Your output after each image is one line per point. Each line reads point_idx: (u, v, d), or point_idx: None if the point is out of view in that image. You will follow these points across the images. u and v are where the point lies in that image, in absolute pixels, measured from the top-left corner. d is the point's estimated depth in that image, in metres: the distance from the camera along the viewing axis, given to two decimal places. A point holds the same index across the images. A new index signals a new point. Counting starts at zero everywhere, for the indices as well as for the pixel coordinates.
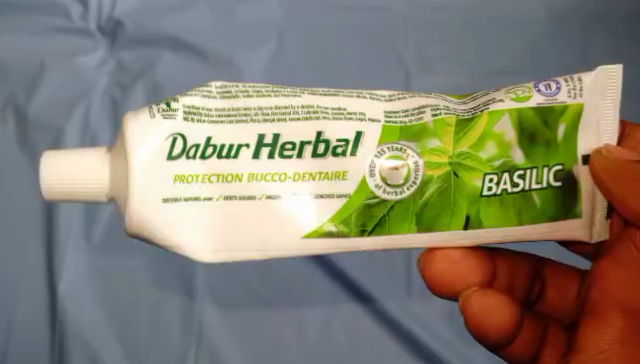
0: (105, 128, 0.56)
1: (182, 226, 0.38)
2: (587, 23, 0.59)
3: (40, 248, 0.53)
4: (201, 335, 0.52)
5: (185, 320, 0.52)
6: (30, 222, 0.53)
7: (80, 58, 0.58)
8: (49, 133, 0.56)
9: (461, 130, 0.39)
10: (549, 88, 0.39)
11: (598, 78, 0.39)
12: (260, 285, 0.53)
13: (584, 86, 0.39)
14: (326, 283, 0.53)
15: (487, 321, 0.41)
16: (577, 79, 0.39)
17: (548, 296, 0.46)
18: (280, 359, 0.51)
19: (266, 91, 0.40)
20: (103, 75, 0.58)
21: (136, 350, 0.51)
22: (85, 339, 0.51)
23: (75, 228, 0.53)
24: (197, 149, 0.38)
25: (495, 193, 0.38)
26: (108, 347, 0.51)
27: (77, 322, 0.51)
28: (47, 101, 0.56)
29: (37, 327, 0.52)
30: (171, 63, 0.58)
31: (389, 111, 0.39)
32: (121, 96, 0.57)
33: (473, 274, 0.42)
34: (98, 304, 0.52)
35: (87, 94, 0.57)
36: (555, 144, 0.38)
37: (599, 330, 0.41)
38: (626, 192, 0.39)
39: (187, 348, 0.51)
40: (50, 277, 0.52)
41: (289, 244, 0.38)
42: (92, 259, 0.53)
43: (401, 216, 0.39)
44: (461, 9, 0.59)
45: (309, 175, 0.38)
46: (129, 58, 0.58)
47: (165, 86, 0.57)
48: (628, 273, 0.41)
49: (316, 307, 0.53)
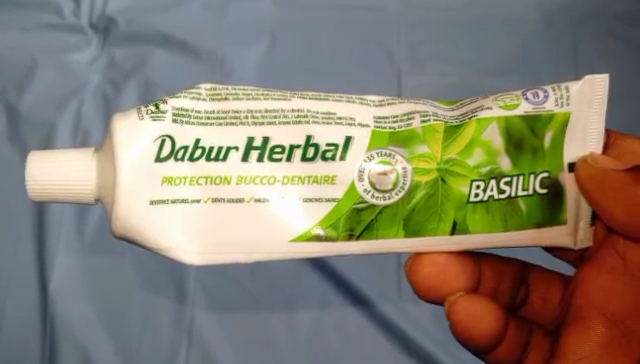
0: (98, 124, 0.57)
1: (169, 227, 0.38)
2: (574, 25, 0.61)
3: (30, 245, 0.53)
4: (192, 332, 0.52)
5: (176, 316, 0.52)
6: (21, 218, 0.54)
7: (71, 55, 0.59)
8: (42, 129, 0.56)
9: (450, 137, 0.39)
10: (537, 96, 0.39)
11: (585, 87, 0.39)
12: (251, 282, 0.53)
13: (570, 95, 0.39)
14: (316, 281, 0.53)
15: (473, 327, 0.41)
16: (563, 88, 0.39)
17: (533, 302, 0.46)
18: (271, 355, 0.51)
19: (255, 93, 0.40)
20: (95, 71, 0.58)
21: (127, 346, 0.51)
22: (75, 335, 0.51)
23: (64, 223, 0.54)
24: (185, 151, 0.38)
25: (482, 199, 0.39)
26: (99, 344, 0.51)
27: (67, 317, 0.51)
28: (39, 97, 0.57)
29: (26, 324, 0.51)
30: (164, 60, 0.59)
31: (378, 117, 0.39)
32: (113, 94, 0.57)
33: (461, 279, 0.42)
34: (88, 299, 0.52)
35: (80, 91, 0.58)
36: (542, 152, 0.39)
37: (581, 336, 0.41)
38: (609, 198, 0.38)
39: (179, 344, 0.51)
40: (41, 274, 0.52)
41: (277, 247, 0.38)
42: (83, 255, 0.53)
43: (388, 221, 0.39)
44: (449, 11, 0.62)
45: (298, 179, 0.38)
46: (121, 54, 0.59)
47: (157, 83, 0.58)
48: (611, 279, 0.41)
49: (307, 304, 0.53)
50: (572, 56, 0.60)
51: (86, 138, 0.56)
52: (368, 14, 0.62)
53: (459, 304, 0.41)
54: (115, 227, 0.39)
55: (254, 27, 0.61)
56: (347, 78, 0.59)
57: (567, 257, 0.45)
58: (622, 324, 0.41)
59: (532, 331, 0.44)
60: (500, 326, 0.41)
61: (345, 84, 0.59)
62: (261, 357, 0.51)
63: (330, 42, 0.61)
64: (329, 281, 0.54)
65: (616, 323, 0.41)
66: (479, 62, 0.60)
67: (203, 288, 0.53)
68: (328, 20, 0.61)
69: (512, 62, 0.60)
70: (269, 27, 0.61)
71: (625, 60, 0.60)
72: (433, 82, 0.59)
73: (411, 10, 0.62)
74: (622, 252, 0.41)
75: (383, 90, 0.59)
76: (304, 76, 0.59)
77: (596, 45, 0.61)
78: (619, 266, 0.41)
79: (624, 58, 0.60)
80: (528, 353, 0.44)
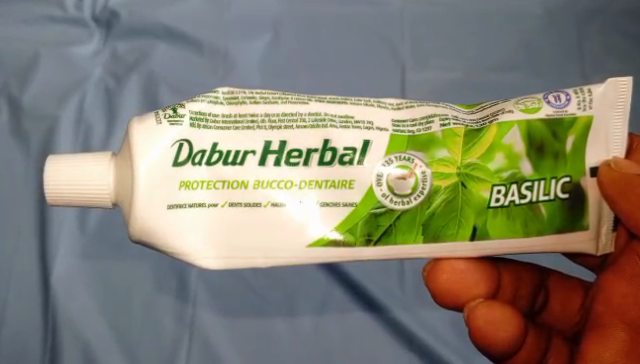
0: (100, 117, 0.56)
1: (186, 233, 0.38)
2: (581, 20, 0.61)
3: (30, 239, 0.53)
4: (194, 327, 0.51)
5: (178, 311, 0.52)
6: (22, 212, 0.53)
7: (73, 48, 0.58)
8: (44, 122, 0.56)
9: (470, 141, 0.39)
10: (559, 99, 0.39)
11: (608, 90, 0.38)
12: (253, 278, 0.52)
13: (593, 98, 0.39)
14: (320, 276, 0.53)
15: (492, 334, 0.41)
16: (586, 91, 0.39)
17: (553, 308, 0.45)
18: (273, 350, 0.51)
19: (273, 97, 0.40)
20: (97, 65, 0.58)
21: (128, 340, 0.50)
22: (77, 329, 0.50)
23: (65, 216, 0.53)
24: (203, 155, 0.38)
25: (503, 204, 0.38)
26: (100, 337, 0.50)
27: (68, 311, 0.51)
28: (41, 91, 0.57)
29: (27, 318, 0.51)
30: (166, 53, 0.59)
31: (397, 120, 0.39)
32: (114, 87, 0.57)
33: (479, 285, 0.41)
34: (89, 293, 0.51)
35: (82, 84, 0.57)
36: (563, 156, 0.38)
37: (601, 343, 0.40)
38: (634, 207, 0.38)
39: (180, 339, 0.51)
40: (42, 268, 0.52)
41: (294, 251, 0.38)
42: (84, 249, 0.53)
43: (408, 225, 0.38)
44: (455, 6, 0.61)
45: (315, 183, 0.38)
46: (123, 48, 0.59)
47: (159, 77, 0.58)
48: (632, 287, 0.41)
49: (310, 300, 0.52)
50: (581, 53, 0.60)
51: (87, 131, 0.56)
52: (372, 8, 0.61)
53: (476, 311, 0.41)
54: (133, 231, 0.39)
55: (257, 21, 0.60)
56: (351, 73, 0.59)
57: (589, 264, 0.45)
58: None
59: (551, 338, 0.44)
60: (518, 332, 0.41)
61: (349, 79, 0.59)
62: (264, 354, 0.50)
63: (335, 36, 0.60)
64: (334, 278, 0.53)
65: (637, 330, 0.40)
66: (486, 58, 0.60)
67: (205, 283, 0.52)
68: (333, 15, 0.61)
69: (520, 59, 0.60)
70: (273, 21, 0.60)
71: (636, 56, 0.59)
72: (438, 77, 0.59)
73: (417, 5, 0.61)
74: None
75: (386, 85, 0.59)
76: (308, 71, 0.59)
77: (606, 42, 0.60)
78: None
79: (635, 55, 0.59)
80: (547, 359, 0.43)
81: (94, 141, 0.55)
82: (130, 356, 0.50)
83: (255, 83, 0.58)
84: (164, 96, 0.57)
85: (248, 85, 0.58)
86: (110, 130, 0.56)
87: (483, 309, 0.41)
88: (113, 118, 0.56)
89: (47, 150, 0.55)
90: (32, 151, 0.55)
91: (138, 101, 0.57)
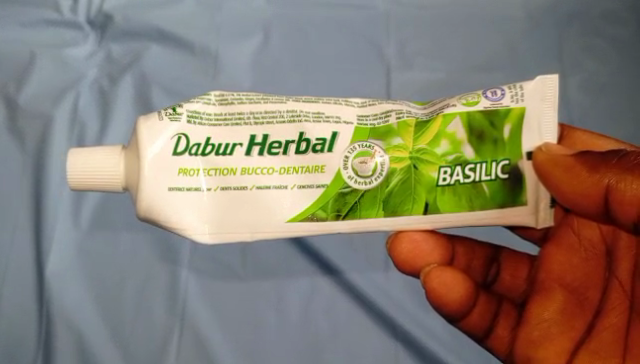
0: (94, 116, 0.61)
1: (183, 210, 0.44)
2: (542, 21, 0.66)
3: (31, 226, 0.58)
4: (185, 315, 0.56)
5: (170, 299, 0.56)
6: (25, 202, 0.58)
7: (69, 50, 0.63)
8: (39, 121, 0.60)
9: (420, 130, 0.45)
10: (495, 94, 0.46)
11: (538, 85, 0.45)
12: (242, 268, 0.57)
13: (525, 93, 0.45)
14: (304, 263, 0.58)
15: (444, 292, 0.50)
16: (519, 86, 0.45)
17: (504, 278, 0.52)
18: (259, 333, 0.56)
19: (256, 98, 0.46)
20: (92, 67, 0.63)
21: (122, 322, 0.55)
22: (75, 311, 0.55)
23: (64, 205, 0.58)
24: (198, 147, 0.45)
25: (449, 183, 0.45)
26: (95, 319, 0.55)
27: (68, 294, 0.56)
28: (38, 91, 0.61)
29: (29, 300, 0.56)
30: (159, 55, 0.63)
31: (361, 115, 0.46)
32: (108, 87, 0.62)
33: (434, 253, 0.50)
34: (87, 278, 0.56)
35: (76, 84, 0.62)
36: (502, 142, 0.45)
37: (544, 305, 0.49)
38: (561, 180, 0.44)
39: (172, 324, 0.56)
40: (42, 253, 0.57)
41: (277, 227, 0.45)
42: (83, 236, 0.58)
43: (370, 202, 0.45)
44: (426, 8, 0.67)
45: (293, 169, 0.45)
46: (118, 50, 0.63)
47: (150, 77, 0.62)
48: (569, 254, 0.50)
49: (293, 285, 0.57)
50: (543, 53, 0.65)
51: (82, 131, 0.61)
52: (351, 11, 0.66)
53: (431, 274, 0.50)
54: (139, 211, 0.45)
55: (246, 24, 0.65)
56: (331, 71, 0.64)
57: (532, 236, 0.52)
58: (576, 292, 0.49)
59: (502, 304, 0.51)
60: (468, 293, 0.50)
61: (328, 77, 0.64)
62: (251, 337, 0.55)
63: (316, 37, 0.65)
64: (316, 265, 0.58)
65: (572, 291, 0.49)
66: (457, 59, 0.65)
67: (195, 274, 0.57)
68: (314, 16, 0.66)
69: (484, 59, 0.65)
70: (259, 23, 0.65)
71: (599, 56, 0.64)
72: (408, 77, 0.64)
73: (392, 6, 0.67)
74: (577, 230, 0.50)
75: (361, 83, 0.64)
76: (291, 71, 0.64)
77: (568, 41, 0.65)
78: (574, 242, 0.50)
79: (595, 54, 0.65)
80: (497, 321, 0.50)
81: (89, 139, 0.60)
82: (126, 334, 0.55)
83: (244, 83, 0.63)
84: (156, 97, 0.61)
85: (238, 84, 0.63)
86: (104, 129, 0.60)
87: (436, 272, 0.50)
88: (106, 118, 0.61)
89: (43, 147, 0.60)
90: (30, 149, 0.60)
91: (128, 100, 0.62)
